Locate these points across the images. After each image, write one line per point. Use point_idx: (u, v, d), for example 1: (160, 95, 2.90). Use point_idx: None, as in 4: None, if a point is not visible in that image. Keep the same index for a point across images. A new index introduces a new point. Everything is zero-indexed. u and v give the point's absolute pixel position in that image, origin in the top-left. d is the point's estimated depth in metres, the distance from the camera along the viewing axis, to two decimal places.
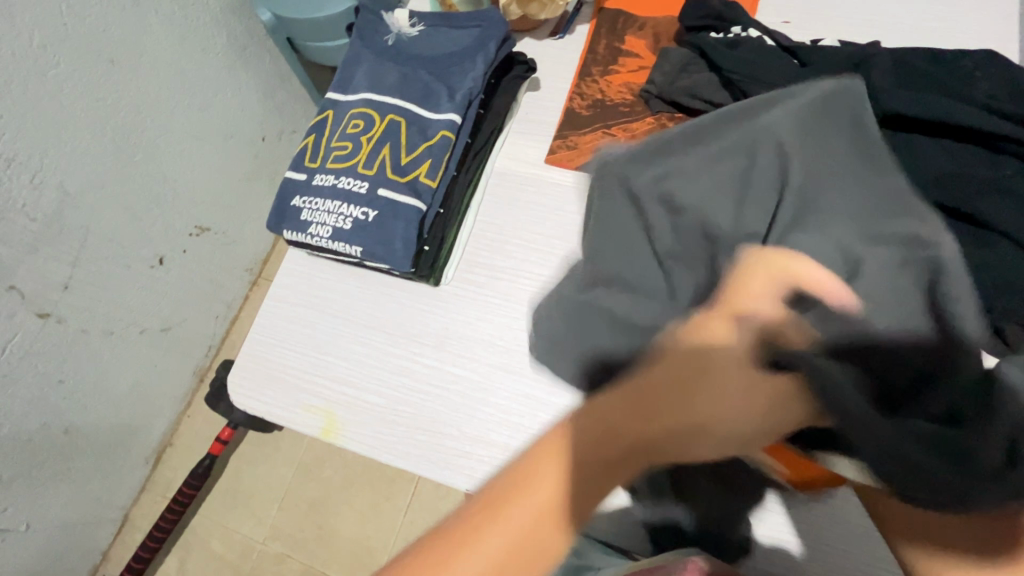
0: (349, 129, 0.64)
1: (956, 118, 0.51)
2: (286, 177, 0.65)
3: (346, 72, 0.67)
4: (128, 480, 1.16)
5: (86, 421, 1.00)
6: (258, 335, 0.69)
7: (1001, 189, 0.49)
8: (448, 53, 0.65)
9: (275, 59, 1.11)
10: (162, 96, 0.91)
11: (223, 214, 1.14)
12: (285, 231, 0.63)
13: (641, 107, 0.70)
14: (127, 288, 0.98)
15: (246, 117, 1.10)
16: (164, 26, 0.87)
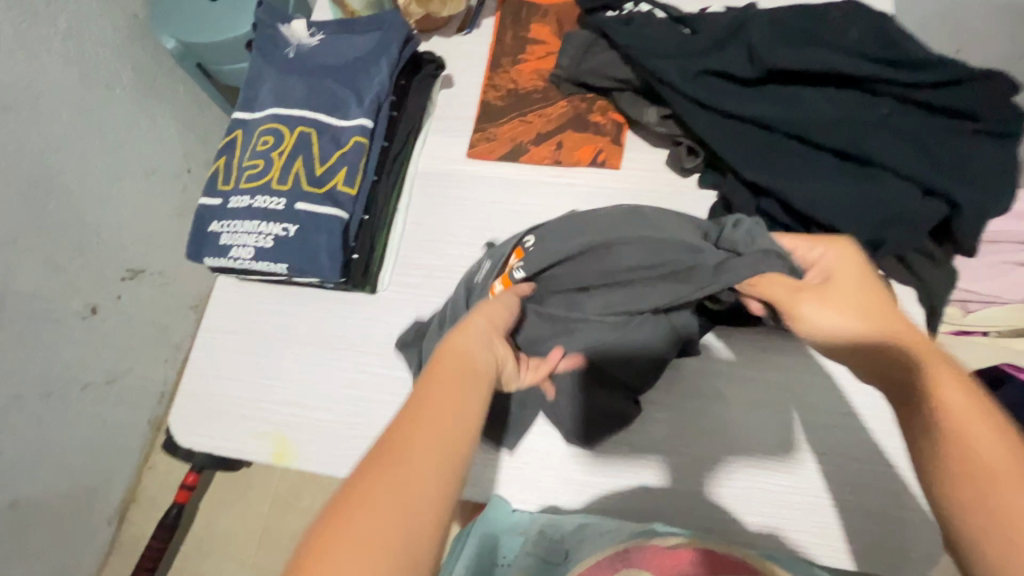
0: (260, 146, 0.62)
1: (836, 67, 0.54)
2: (200, 203, 0.63)
3: (250, 90, 0.66)
4: (93, 543, 1.11)
5: (36, 490, 0.95)
6: (198, 369, 0.67)
7: (884, 128, 0.53)
8: (351, 59, 0.65)
9: (188, 87, 1.07)
10: (69, 139, 0.87)
11: (158, 253, 1.09)
12: (207, 259, 0.62)
13: (553, 92, 0.71)
14: (61, 343, 0.93)
15: (168, 151, 1.06)
16: (58, 65, 0.83)
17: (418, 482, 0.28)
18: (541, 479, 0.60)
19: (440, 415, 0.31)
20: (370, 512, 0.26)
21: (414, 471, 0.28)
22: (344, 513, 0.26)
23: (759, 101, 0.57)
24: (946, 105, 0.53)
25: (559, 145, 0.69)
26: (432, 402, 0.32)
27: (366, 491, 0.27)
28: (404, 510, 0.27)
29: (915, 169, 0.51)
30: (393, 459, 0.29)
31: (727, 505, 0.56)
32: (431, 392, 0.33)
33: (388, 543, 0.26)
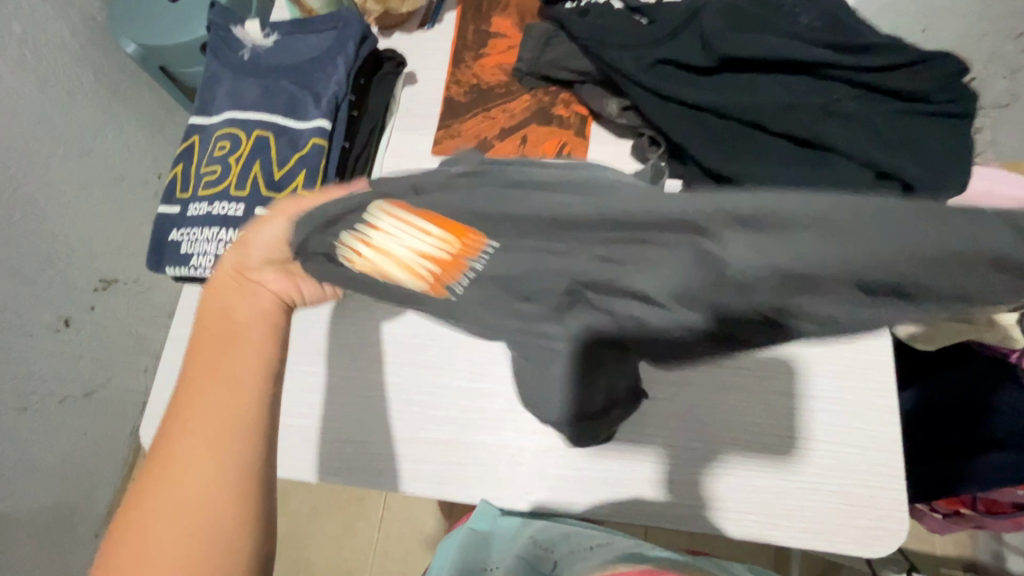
0: (217, 151, 0.61)
1: (788, 53, 0.54)
2: (159, 212, 0.62)
3: (206, 94, 0.65)
4: (78, 559, 1.09)
5: (16, 508, 0.93)
6: (167, 381, 0.66)
7: (835, 113, 0.54)
8: (307, 59, 0.63)
9: (153, 91, 1.05)
10: (31, 148, 0.85)
11: (130, 263, 1.07)
12: (168, 268, 0.61)
13: (516, 87, 0.71)
14: (34, 357, 0.91)
15: (134, 157, 1.04)
16: (16, 73, 0.81)
17: (207, 468, 0.35)
18: (517, 476, 0.59)
19: (214, 397, 0.37)
20: (154, 503, 0.34)
21: (192, 454, 0.35)
22: (138, 502, 0.34)
23: (714, 90, 0.57)
24: (896, 87, 0.53)
25: (524, 139, 0.68)
26: (200, 394, 0.37)
27: (171, 474, 0.35)
28: (214, 485, 0.35)
29: (869, 152, 0.52)
30: (167, 451, 0.35)
31: (714, 499, 0.56)
32: (207, 381, 0.38)
33: (192, 509, 0.34)
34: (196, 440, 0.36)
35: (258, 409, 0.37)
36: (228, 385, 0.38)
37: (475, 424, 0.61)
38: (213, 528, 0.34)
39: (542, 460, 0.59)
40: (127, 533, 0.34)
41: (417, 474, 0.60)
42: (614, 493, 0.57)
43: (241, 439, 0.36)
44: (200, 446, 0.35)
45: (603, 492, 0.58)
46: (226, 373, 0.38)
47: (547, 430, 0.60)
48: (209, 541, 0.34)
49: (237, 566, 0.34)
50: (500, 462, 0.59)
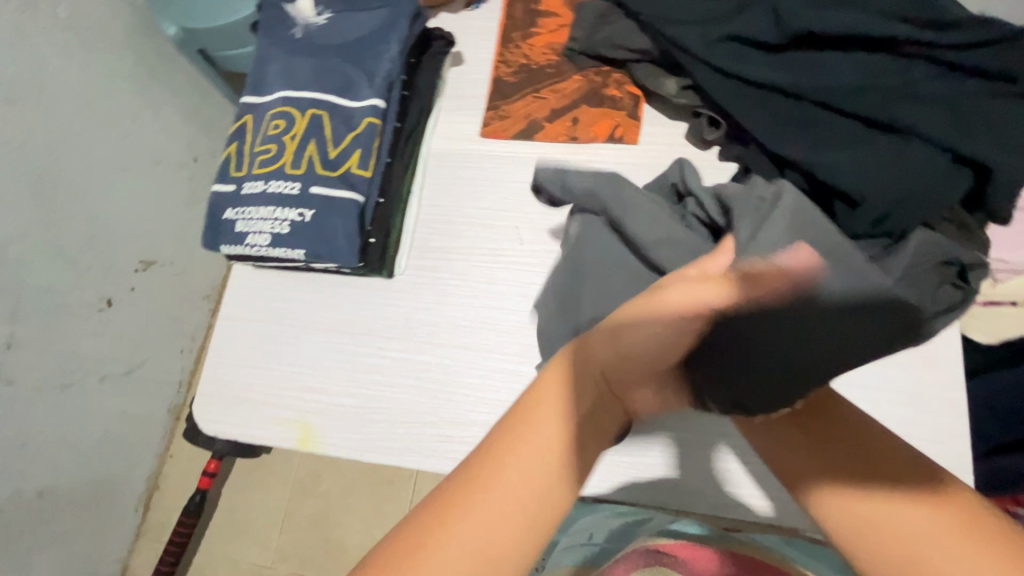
0: (271, 130, 0.61)
1: (862, 28, 0.52)
2: (213, 190, 0.62)
3: (259, 72, 0.64)
4: (119, 531, 1.13)
5: (61, 480, 0.96)
6: (217, 359, 0.67)
7: (912, 93, 0.51)
8: (360, 37, 0.63)
9: (191, 74, 1.05)
10: (74, 131, 0.86)
11: (168, 245, 1.09)
12: (223, 247, 0.61)
13: (567, 66, 0.69)
14: (77, 336, 0.93)
15: (173, 140, 1.05)
16: (61, 55, 0.82)
17: (533, 487, 0.29)
18: None
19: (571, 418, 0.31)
20: (478, 513, 0.28)
21: (522, 476, 0.29)
22: (462, 503, 0.29)
23: (782, 67, 0.55)
24: (979, 66, 0.51)
25: (574, 121, 0.67)
26: (558, 418, 0.31)
27: (493, 475, 0.29)
28: (534, 518, 0.29)
29: (947, 134, 0.49)
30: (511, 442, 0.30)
31: (726, 484, 0.56)
32: (545, 395, 0.32)
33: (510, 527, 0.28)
34: (545, 463, 0.30)
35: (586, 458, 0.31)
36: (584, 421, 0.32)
37: None
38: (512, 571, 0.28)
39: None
40: (445, 514, 0.28)
41: None
42: (649, 475, 0.58)
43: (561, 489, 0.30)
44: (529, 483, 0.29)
45: (648, 477, 0.58)
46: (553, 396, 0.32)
47: None
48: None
49: None
50: None
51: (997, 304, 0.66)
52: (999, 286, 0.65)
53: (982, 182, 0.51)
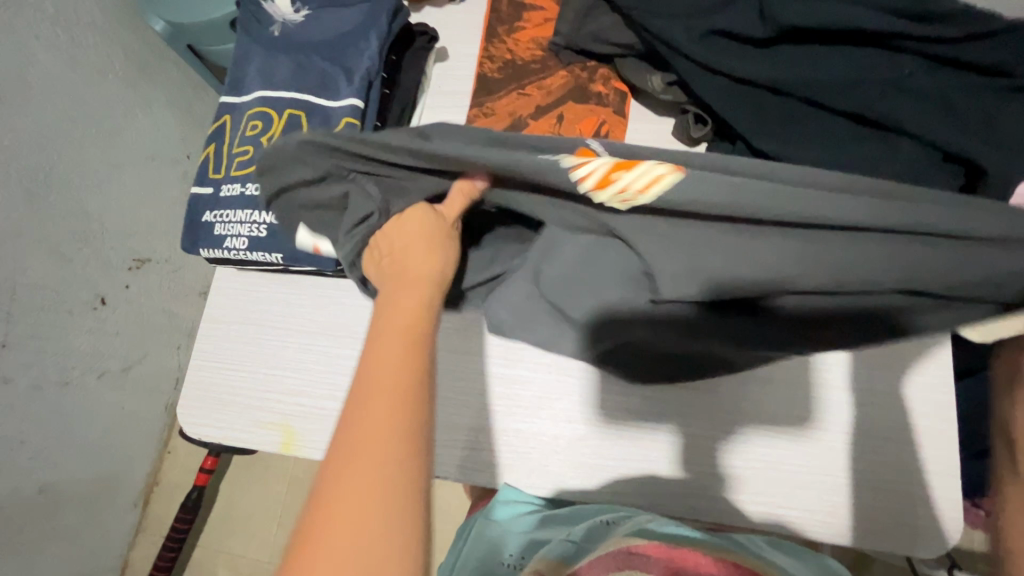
0: (249, 131, 0.60)
1: (852, 21, 0.50)
2: (192, 192, 0.61)
3: (237, 72, 0.63)
4: (119, 527, 1.14)
5: (60, 477, 0.97)
6: (202, 361, 0.67)
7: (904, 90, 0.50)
8: (339, 34, 0.62)
9: (183, 70, 1.05)
10: (65, 129, 0.86)
11: (163, 242, 1.09)
12: (202, 250, 0.60)
13: (553, 62, 0.68)
14: (73, 335, 0.93)
15: (165, 136, 1.04)
16: (50, 53, 0.81)
17: (383, 414, 0.35)
18: (550, 463, 0.59)
19: (390, 346, 0.39)
20: (354, 466, 0.33)
21: (371, 416, 0.35)
22: (329, 483, 0.33)
23: (768, 64, 0.53)
24: (976, 61, 0.49)
25: (560, 117, 0.65)
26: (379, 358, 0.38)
27: (349, 444, 0.34)
28: (392, 436, 0.34)
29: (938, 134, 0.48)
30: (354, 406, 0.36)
31: (736, 483, 0.56)
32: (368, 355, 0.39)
33: (383, 456, 0.33)
34: (382, 395, 0.36)
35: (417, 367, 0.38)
36: (399, 341, 0.40)
37: (499, 410, 0.61)
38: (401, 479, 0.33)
39: (548, 455, 0.59)
40: (316, 514, 0.32)
41: (448, 457, 0.60)
42: (636, 473, 0.58)
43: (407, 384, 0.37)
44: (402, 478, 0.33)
45: (637, 482, 0.57)
46: (383, 396, 0.36)
47: (571, 418, 0.60)
48: (401, 495, 0.33)
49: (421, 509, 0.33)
50: (532, 449, 0.60)
51: None
52: None
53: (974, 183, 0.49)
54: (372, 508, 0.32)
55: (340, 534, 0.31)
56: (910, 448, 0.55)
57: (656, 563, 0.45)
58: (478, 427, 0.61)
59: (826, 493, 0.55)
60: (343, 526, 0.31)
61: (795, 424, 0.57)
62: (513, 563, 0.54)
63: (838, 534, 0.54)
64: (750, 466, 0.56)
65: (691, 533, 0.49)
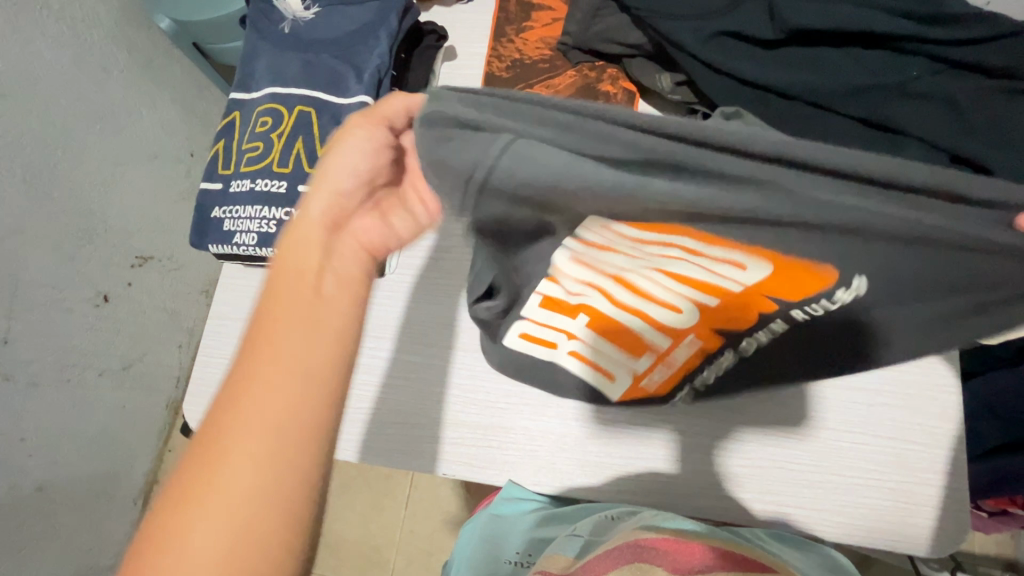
0: (258, 127, 0.60)
1: (862, 24, 0.51)
2: (201, 188, 0.61)
3: (247, 68, 0.63)
4: (118, 524, 1.13)
5: (60, 475, 0.96)
6: (206, 357, 0.66)
7: (909, 91, 0.51)
8: (349, 32, 0.62)
9: (187, 68, 1.04)
10: (69, 125, 0.86)
11: (164, 240, 1.08)
12: (210, 246, 0.60)
13: (561, 61, 0.68)
14: (73, 332, 0.93)
15: (168, 134, 1.04)
16: (54, 49, 0.81)
17: (269, 414, 0.33)
18: (556, 461, 0.59)
19: (294, 337, 0.35)
20: (228, 453, 0.32)
21: (253, 425, 0.33)
22: (201, 480, 0.32)
23: (777, 65, 0.54)
24: (983, 64, 0.49)
25: None
26: (274, 343, 0.35)
27: (223, 428, 0.33)
28: (282, 432, 0.33)
29: (942, 136, 0.49)
30: (240, 394, 0.34)
31: (742, 482, 0.56)
32: (271, 346, 0.35)
33: (264, 453, 0.32)
34: (279, 391, 0.34)
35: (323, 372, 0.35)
36: (306, 315, 0.36)
37: (501, 407, 0.61)
38: (286, 475, 0.33)
39: (553, 453, 0.59)
40: (188, 491, 0.32)
41: (452, 456, 0.60)
42: (644, 468, 0.58)
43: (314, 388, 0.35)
44: (293, 458, 0.33)
45: (643, 478, 0.58)
46: (271, 371, 0.34)
47: (578, 417, 0.60)
48: (287, 488, 0.32)
49: (296, 514, 0.33)
50: (538, 448, 0.60)
51: None
52: None
53: None
54: (240, 510, 0.31)
55: (206, 519, 0.31)
56: (916, 449, 0.55)
57: (665, 554, 0.45)
58: (481, 425, 0.61)
59: (828, 493, 0.55)
60: (207, 508, 0.31)
61: (798, 423, 0.57)
62: (518, 561, 0.57)
63: (842, 534, 0.54)
64: (757, 463, 0.57)
65: (692, 527, 0.50)
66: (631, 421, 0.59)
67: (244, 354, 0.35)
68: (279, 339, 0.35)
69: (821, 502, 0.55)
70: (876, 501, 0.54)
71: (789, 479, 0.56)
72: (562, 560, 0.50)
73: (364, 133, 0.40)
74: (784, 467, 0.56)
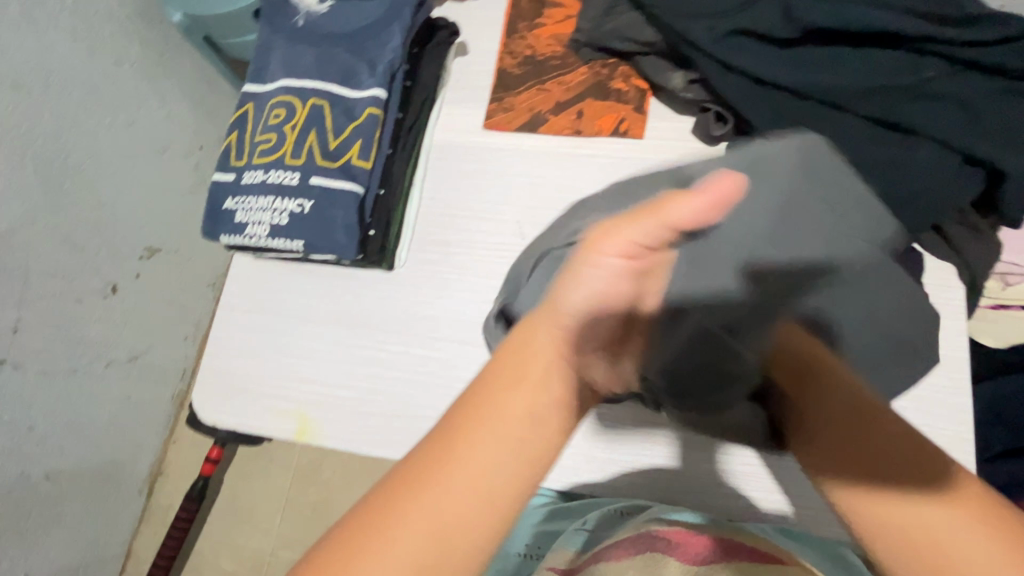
0: (272, 120, 0.61)
1: (878, 25, 0.51)
2: (214, 180, 0.62)
3: (261, 61, 0.64)
4: (124, 515, 1.14)
5: (67, 464, 0.97)
6: (217, 348, 0.67)
7: (929, 92, 0.51)
8: (363, 26, 0.62)
9: (198, 61, 1.05)
10: (81, 117, 0.86)
11: (174, 232, 1.09)
12: (222, 237, 0.61)
13: (573, 58, 0.68)
14: (82, 322, 0.94)
15: (179, 127, 1.04)
16: (68, 41, 0.82)
17: (469, 508, 0.31)
18: (562, 458, 0.60)
19: (516, 428, 0.32)
20: (397, 534, 0.30)
21: (434, 511, 0.31)
22: (368, 540, 0.30)
23: (792, 65, 0.54)
24: (999, 64, 0.49)
25: (579, 114, 0.66)
26: (500, 432, 0.32)
27: (410, 500, 0.31)
28: (465, 531, 0.31)
29: (956, 136, 0.49)
30: (437, 470, 0.31)
31: (745, 484, 0.56)
32: (485, 428, 0.32)
33: (429, 544, 0.30)
34: (485, 486, 0.31)
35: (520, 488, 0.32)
36: (526, 413, 0.33)
37: None
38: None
39: (561, 449, 0.60)
40: (348, 553, 0.30)
41: None
42: (651, 463, 0.58)
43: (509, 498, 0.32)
44: (468, 528, 0.31)
45: (652, 473, 0.57)
46: (509, 428, 0.32)
47: (586, 414, 0.60)
48: None
49: None
50: None
51: (1006, 306, 0.66)
52: (1008, 289, 0.64)
53: (995, 183, 0.50)
54: None
55: None
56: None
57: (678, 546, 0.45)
58: None
59: None
60: None
61: None
62: (526, 553, 0.57)
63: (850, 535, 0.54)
64: (752, 465, 0.56)
65: (698, 519, 0.50)
66: (641, 417, 0.59)
67: (451, 422, 0.33)
68: (493, 428, 0.32)
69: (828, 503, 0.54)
70: None
71: (796, 479, 0.55)
72: (570, 553, 0.50)
73: (617, 261, 0.35)
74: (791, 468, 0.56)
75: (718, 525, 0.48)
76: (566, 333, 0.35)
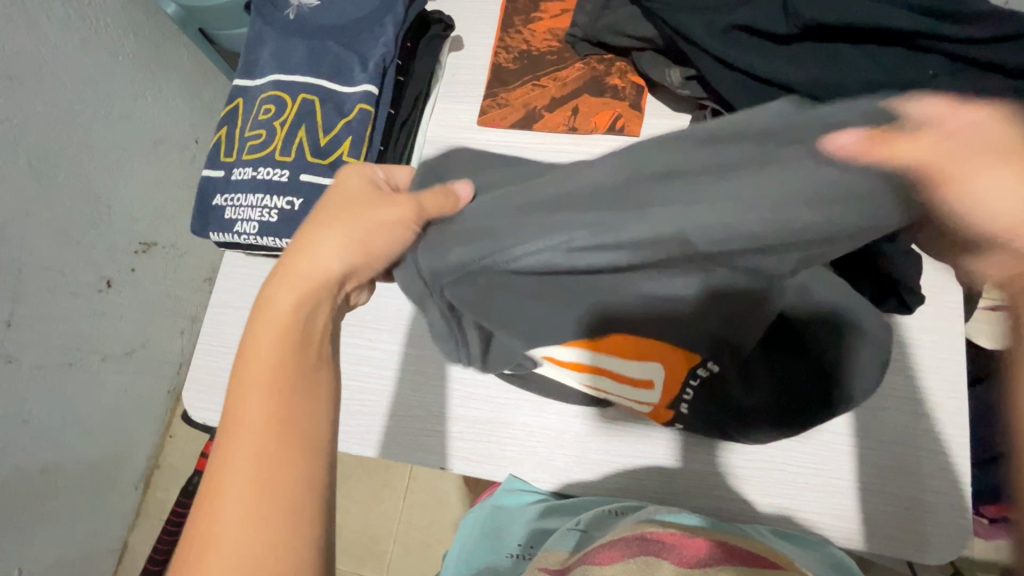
0: (261, 115, 0.60)
1: (878, 21, 0.50)
2: (203, 176, 0.61)
3: (251, 55, 0.63)
4: (119, 509, 1.14)
5: (62, 458, 0.97)
6: (208, 345, 0.66)
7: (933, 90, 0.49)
8: (354, 19, 0.61)
9: (193, 54, 1.04)
10: (75, 109, 0.85)
11: (169, 226, 1.08)
12: (212, 234, 0.60)
13: (569, 53, 0.67)
14: (77, 317, 0.93)
15: (174, 120, 1.03)
16: (62, 33, 0.81)
17: (254, 469, 0.35)
18: (555, 458, 0.59)
19: (254, 379, 0.38)
20: (221, 529, 0.34)
21: (239, 491, 0.34)
22: (202, 550, 0.33)
23: (791, 62, 0.53)
24: (1003, 63, 0.48)
25: (575, 110, 0.65)
26: (243, 407, 0.37)
27: (213, 499, 0.35)
28: (283, 487, 0.35)
29: None
30: (218, 458, 0.36)
31: (739, 485, 0.56)
32: (243, 404, 0.37)
33: (256, 511, 0.34)
34: (255, 445, 0.36)
35: (302, 424, 0.37)
36: (262, 370, 0.38)
37: (501, 402, 0.61)
38: (284, 546, 0.34)
39: (553, 449, 0.59)
40: (187, 575, 0.33)
41: (451, 450, 0.60)
42: (644, 462, 0.57)
43: (290, 435, 0.37)
44: (292, 487, 0.35)
45: (645, 473, 0.57)
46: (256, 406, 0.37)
47: (578, 414, 0.60)
48: (287, 540, 0.34)
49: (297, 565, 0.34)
50: (537, 444, 0.59)
51: (1004, 308, 0.66)
52: None
53: None
54: (251, 572, 0.33)
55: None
56: (923, 455, 0.54)
57: (671, 548, 0.44)
58: (481, 420, 0.61)
59: (831, 496, 0.54)
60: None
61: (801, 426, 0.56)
62: (519, 553, 0.57)
63: (845, 539, 0.53)
64: (748, 464, 0.56)
65: (695, 521, 0.49)
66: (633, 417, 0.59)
67: (222, 426, 0.37)
68: (252, 402, 0.37)
69: (822, 505, 0.54)
70: (878, 506, 0.53)
71: (791, 481, 0.55)
72: (561, 555, 0.50)
73: (399, 204, 0.43)
74: (787, 469, 0.55)
75: (712, 529, 0.48)
76: (329, 270, 0.42)
